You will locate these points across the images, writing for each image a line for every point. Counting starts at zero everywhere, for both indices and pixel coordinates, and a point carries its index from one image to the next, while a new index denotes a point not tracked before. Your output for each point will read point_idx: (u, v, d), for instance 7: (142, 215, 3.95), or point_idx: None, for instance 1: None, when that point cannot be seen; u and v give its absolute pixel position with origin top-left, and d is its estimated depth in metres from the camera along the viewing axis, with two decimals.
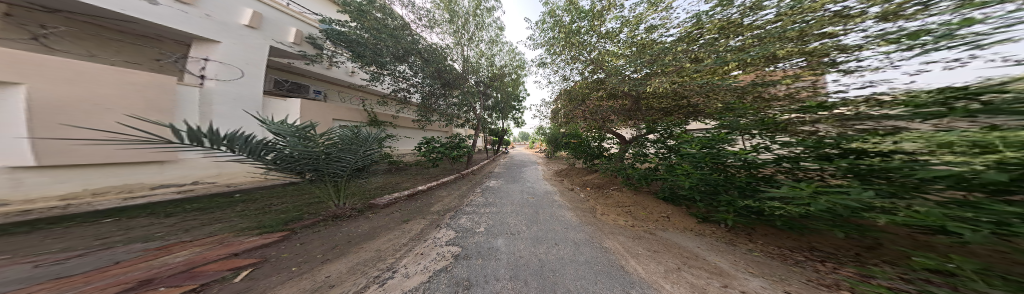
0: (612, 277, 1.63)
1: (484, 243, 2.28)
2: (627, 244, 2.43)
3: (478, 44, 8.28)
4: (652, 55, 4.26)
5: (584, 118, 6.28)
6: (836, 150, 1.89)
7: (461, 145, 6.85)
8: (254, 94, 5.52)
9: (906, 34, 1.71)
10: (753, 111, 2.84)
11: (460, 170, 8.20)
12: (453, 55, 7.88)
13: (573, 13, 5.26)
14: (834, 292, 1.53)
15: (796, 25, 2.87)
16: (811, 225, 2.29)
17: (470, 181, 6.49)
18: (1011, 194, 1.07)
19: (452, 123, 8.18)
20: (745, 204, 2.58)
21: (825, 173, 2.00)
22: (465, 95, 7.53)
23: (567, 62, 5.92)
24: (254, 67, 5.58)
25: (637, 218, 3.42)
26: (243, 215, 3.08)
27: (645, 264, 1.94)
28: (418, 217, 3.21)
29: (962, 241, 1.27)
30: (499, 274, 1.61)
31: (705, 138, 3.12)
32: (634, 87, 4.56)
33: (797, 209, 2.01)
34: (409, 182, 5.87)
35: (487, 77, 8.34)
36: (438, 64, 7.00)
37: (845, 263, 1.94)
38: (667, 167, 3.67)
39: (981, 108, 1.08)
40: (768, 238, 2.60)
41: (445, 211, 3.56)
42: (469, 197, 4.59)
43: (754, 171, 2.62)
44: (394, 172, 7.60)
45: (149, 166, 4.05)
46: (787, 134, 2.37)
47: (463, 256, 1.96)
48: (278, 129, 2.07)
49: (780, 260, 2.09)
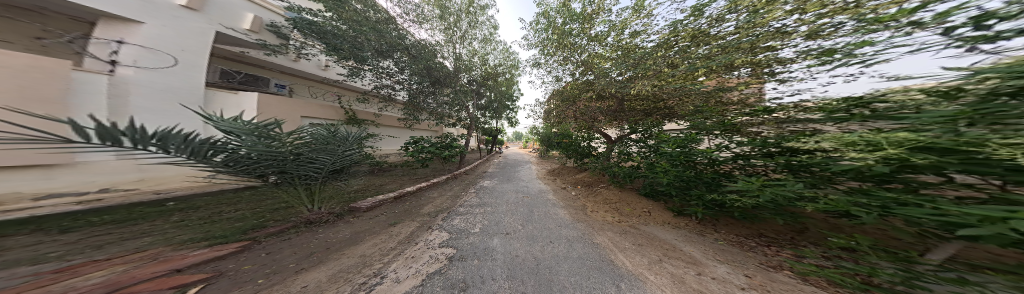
0: (603, 272, 1.73)
1: (480, 244, 2.27)
2: (615, 239, 2.58)
3: (471, 42, 8.11)
4: (635, 59, 4.53)
5: (575, 118, 6.45)
6: (778, 148, 2.20)
7: (452, 145, 6.69)
8: (197, 85, 4.89)
9: (825, 53, 2.01)
10: (717, 114, 3.16)
11: (452, 170, 8.01)
12: (443, 53, 7.67)
13: (565, 14, 5.42)
14: (779, 273, 1.77)
15: (749, 38, 3.24)
16: (759, 215, 2.64)
17: (460, 181, 6.36)
18: (892, 183, 1.34)
19: (442, 122, 7.99)
20: (711, 198, 2.86)
21: (769, 168, 2.33)
22: (458, 93, 7.53)
23: (559, 63, 6.12)
24: (191, 55, 4.85)
25: (623, 214, 3.62)
26: (180, 226, 2.68)
27: (632, 257, 2.09)
28: (407, 219, 3.09)
29: (861, 223, 1.59)
30: (497, 275, 1.62)
31: (678, 138, 3.33)
32: (620, 89, 4.82)
33: (751, 201, 2.29)
34: (394, 183, 5.62)
35: (480, 76, 8.28)
36: (427, 61, 6.72)
37: (786, 247, 2.27)
38: (648, 164, 3.91)
39: (873, 114, 1.34)
40: (729, 227, 2.93)
41: (435, 212, 3.46)
42: (460, 198, 4.52)
43: (718, 168, 2.91)
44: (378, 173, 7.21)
45: (32, 170, 3.30)
46: (741, 135, 2.70)
47: (458, 257, 1.94)
48: (233, 126, 1.78)
49: (739, 247, 2.36)
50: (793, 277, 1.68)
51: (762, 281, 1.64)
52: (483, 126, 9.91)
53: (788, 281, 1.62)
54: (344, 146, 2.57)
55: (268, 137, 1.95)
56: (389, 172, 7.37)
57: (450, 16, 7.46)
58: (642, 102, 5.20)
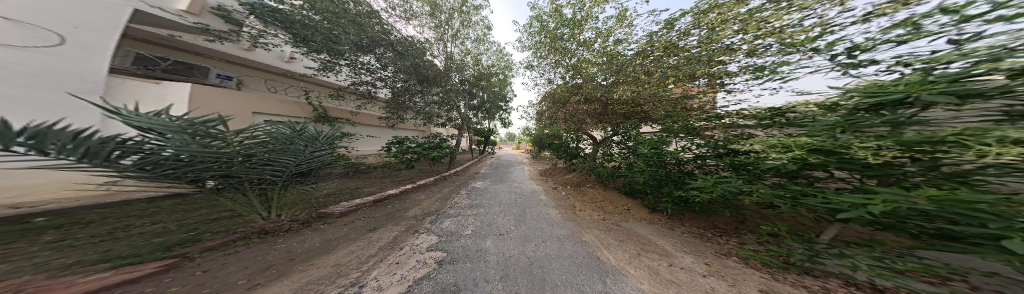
0: (590, 268, 1.82)
1: (471, 246, 2.23)
2: (601, 236, 2.71)
3: (463, 41, 7.92)
4: (618, 65, 4.76)
5: (564, 120, 6.64)
6: (727, 150, 2.53)
7: (442, 146, 6.35)
8: (99, 72, 3.79)
9: (760, 67, 2.38)
10: (682, 118, 3.51)
11: (440, 171, 7.66)
12: (433, 51, 7.34)
13: (558, 19, 5.61)
14: (730, 259, 2.03)
15: (709, 51, 3.71)
16: (714, 208, 3.01)
17: (448, 183, 6.12)
18: (803, 179, 1.64)
19: (431, 122, 7.62)
20: (678, 194, 3.16)
21: (718, 167, 2.68)
22: (448, 93, 7.34)
23: (551, 66, 6.31)
24: (87, 32, 3.76)
25: (606, 211, 3.81)
26: (68, 243, 2.10)
27: (615, 253, 2.22)
28: (389, 224, 2.89)
29: (782, 213, 1.91)
30: (490, 276, 1.60)
31: (652, 140, 3.59)
32: (605, 93, 5.08)
33: (708, 197, 2.59)
34: (373, 186, 5.18)
35: (472, 76, 8.15)
36: (415, 58, 6.30)
37: (735, 236, 2.62)
38: (627, 164, 4.17)
39: (788, 122, 1.62)
40: (691, 220, 3.28)
41: (422, 216, 3.29)
42: (449, 199, 4.37)
43: (682, 167, 3.21)
44: (354, 175, 6.56)
45: None
46: (700, 137, 3.04)
47: (449, 261, 1.88)
48: (156, 121, 1.33)
49: (701, 238, 2.65)
50: (741, 262, 1.94)
51: (719, 268, 1.86)
52: (475, 127, 9.71)
53: (738, 267, 1.85)
54: (308, 146, 2.36)
55: (209, 136, 1.56)
56: (367, 174, 6.76)
57: (441, 14, 7.18)
58: (623, 106, 5.53)
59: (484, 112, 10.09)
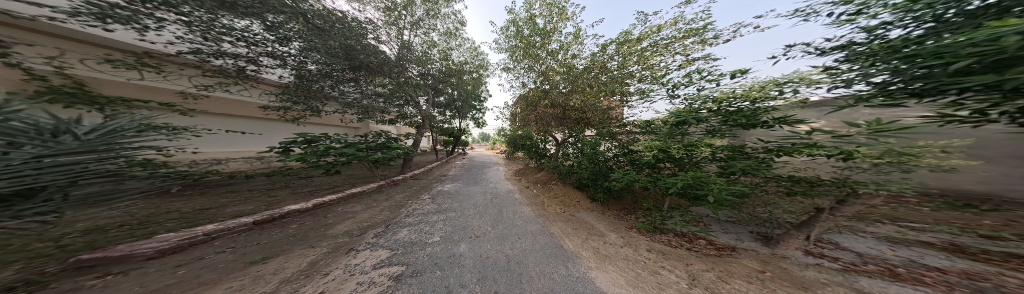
0: (557, 255, 2.00)
1: (442, 253, 1.96)
2: (560, 226, 3.00)
3: (427, 31, 6.82)
4: (573, 77, 5.45)
5: (535, 122, 6.93)
6: (631, 150, 3.45)
7: (391, 146, 5.18)
8: None
9: (643, 91, 3.44)
10: (603, 125, 4.39)
11: (386, 177, 6.18)
12: (381, 35, 5.93)
13: (532, 27, 5.96)
14: (633, 231, 2.73)
15: (622, 74, 5.02)
16: (624, 193, 3.94)
17: (400, 189, 5.07)
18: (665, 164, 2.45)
19: (372, 118, 6.10)
20: (605, 185, 3.94)
21: (625, 162, 3.59)
22: (403, 86, 6.17)
23: (525, 70, 6.54)
24: None
25: (562, 204, 4.22)
26: None
27: (574, 239, 2.51)
28: (297, 246, 2.01)
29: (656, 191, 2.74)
30: (466, 280, 1.46)
31: (592, 141, 4.30)
32: (563, 100, 5.71)
33: (621, 184, 3.37)
34: (262, 200, 3.49)
35: (440, 71, 7.26)
36: (351, 38, 4.76)
37: (639, 215, 3.51)
38: (576, 162, 4.80)
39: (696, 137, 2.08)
40: (611, 204, 4.16)
41: (357, 230, 2.52)
42: (403, 207, 3.63)
43: (607, 164, 4.02)
44: (210, 189, 4.08)
45: None
46: (615, 140, 4.02)
47: (410, 273, 1.56)
48: None
49: (621, 219, 3.41)
50: (641, 232, 2.66)
51: (630, 239, 2.47)
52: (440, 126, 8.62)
53: (640, 237, 2.51)
54: None
55: None
56: (246, 186, 4.42)
57: None
58: (576, 113, 5.97)
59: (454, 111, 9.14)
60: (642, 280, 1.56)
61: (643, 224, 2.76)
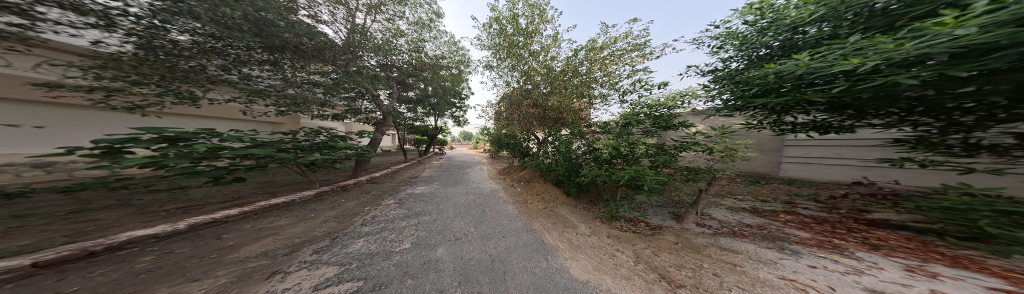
0: (536, 250, 2.08)
1: (416, 260, 1.79)
2: (541, 221, 3.14)
3: (394, 16, 5.98)
4: (552, 78, 5.72)
5: (518, 121, 6.98)
6: (594, 149, 3.89)
7: (337, 147, 4.38)
8: None
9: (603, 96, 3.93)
10: (576, 125, 4.77)
11: (331, 183, 5.11)
12: (328, 16, 5.01)
13: (514, 27, 6.01)
14: (598, 220, 3.09)
15: (589, 79, 5.59)
16: (589, 187, 4.38)
17: (353, 195, 4.31)
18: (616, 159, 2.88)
19: (313, 111, 4.96)
20: (579, 180, 4.29)
21: (590, 159, 4.02)
22: (355, 78, 5.26)
23: (508, 69, 6.52)
24: None
25: (543, 201, 4.40)
26: None
27: (552, 232, 2.67)
28: (175, 279, 1.44)
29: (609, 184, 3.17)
30: (445, 285, 1.37)
31: (566, 140, 4.62)
32: (543, 99, 5.93)
33: (587, 179, 3.75)
34: (76, 226, 2.27)
35: (408, 63, 6.62)
36: (280, 10, 3.76)
37: (604, 205, 3.96)
38: (552, 160, 5.06)
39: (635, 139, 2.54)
40: (581, 198, 4.57)
41: (284, 249, 1.99)
42: (354, 217, 3.07)
43: (576, 161, 4.39)
44: None
45: None
46: (583, 139, 4.44)
47: (377, 286, 1.37)
48: None
49: (590, 211, 3.78)
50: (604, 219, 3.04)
51: (599, 228, 2.78)
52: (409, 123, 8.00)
53: (605, 225, 2.86)
54: None
55: None
56: (35, 208, 2.75)
57: None
58: (554, 113, 6.27)
59: (426, 107, 8.81)
60: (604, 263, 1.77)
61: (608, 212, 3.16)
